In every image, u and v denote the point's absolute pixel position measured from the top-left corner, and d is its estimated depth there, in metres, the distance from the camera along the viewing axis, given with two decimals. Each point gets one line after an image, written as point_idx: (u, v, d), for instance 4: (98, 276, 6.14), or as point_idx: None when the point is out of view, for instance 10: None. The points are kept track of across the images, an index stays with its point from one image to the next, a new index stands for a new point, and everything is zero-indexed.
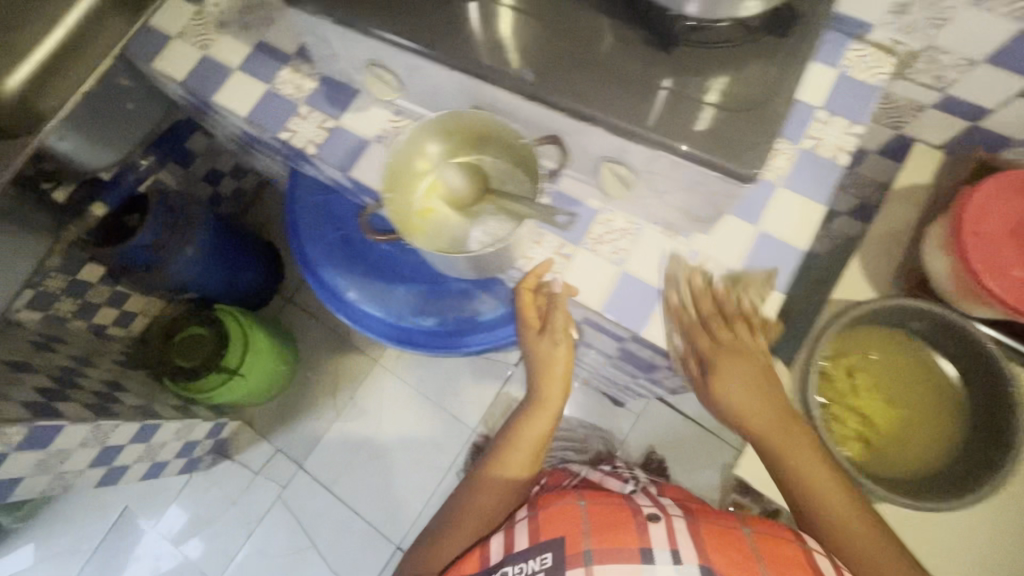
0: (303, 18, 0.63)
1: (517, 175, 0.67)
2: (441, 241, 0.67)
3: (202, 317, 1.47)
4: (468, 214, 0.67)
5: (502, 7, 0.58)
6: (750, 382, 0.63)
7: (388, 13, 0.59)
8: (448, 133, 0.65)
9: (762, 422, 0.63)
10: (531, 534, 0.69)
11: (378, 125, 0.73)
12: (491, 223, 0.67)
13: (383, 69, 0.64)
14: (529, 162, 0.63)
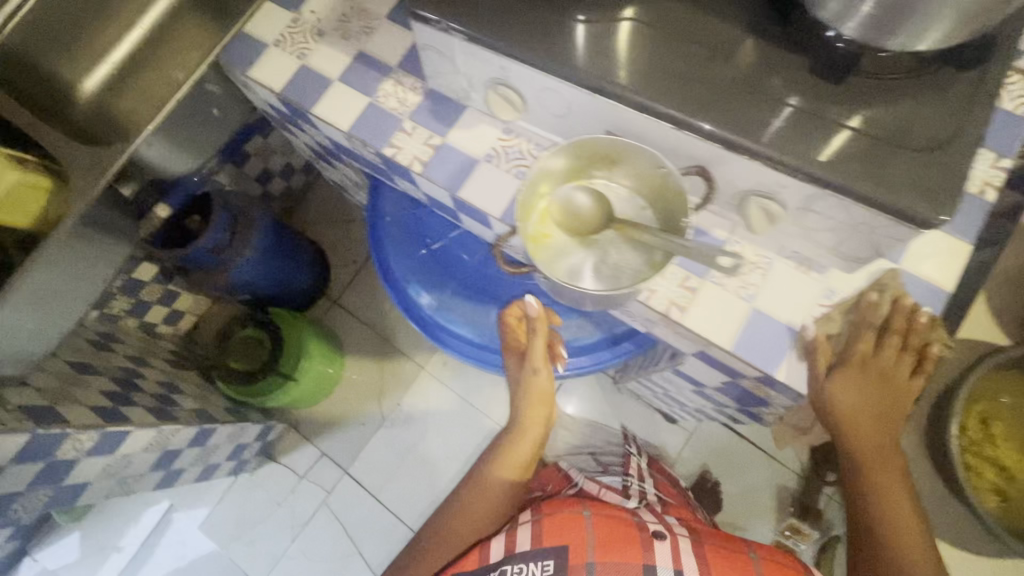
0: (430, 34, 0.60)
1: (634, 201, 0.65)
2: (559, 271, 0.65)
3: (257, 319, 1.46)
4: (586, 241, 0.65)
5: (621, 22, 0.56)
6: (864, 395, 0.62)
7: (525, 31, 0.56)
8: (578, 157, 0.62)
9: (860, 432, 0.64)
10: (534, 538, 0.76)
11: (487, 143, 0.70)
12: (614, 249, 0.65)
13: (506, 88, 0.61)
14: (664, 190, 0.61)
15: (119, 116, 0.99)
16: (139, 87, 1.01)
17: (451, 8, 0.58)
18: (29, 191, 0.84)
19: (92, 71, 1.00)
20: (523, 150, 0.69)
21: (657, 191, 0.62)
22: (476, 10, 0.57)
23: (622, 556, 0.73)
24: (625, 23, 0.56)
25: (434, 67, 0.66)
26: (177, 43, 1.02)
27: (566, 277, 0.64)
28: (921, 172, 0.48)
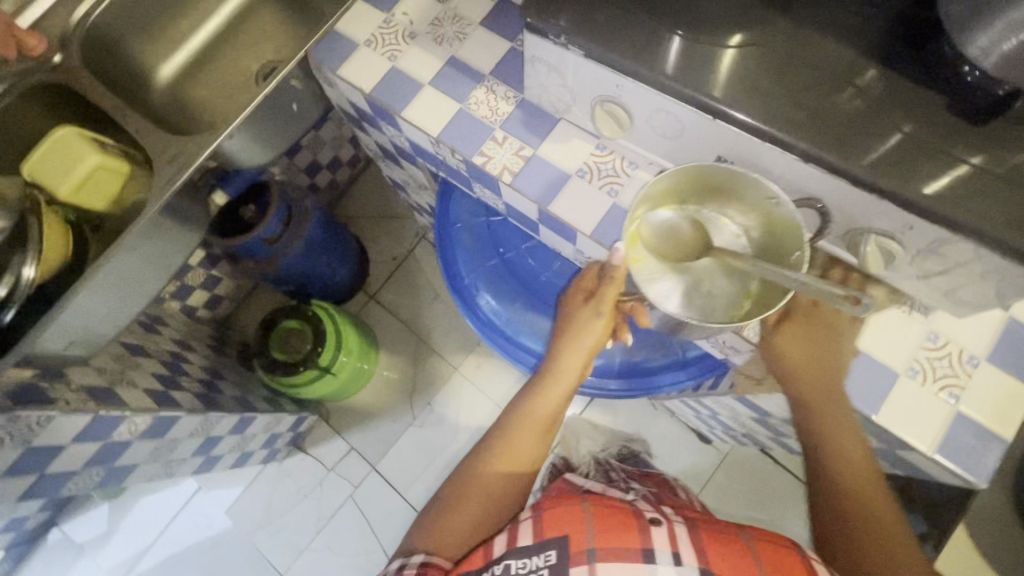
0: (542, 45, 0.59)
1: (727, 228, 0.65)
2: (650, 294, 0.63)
3: (299, 311, 1.45)
4: (677, 267, 0.64)
5: (732, 44, 0.55)
6: (811, 348, 0.62)
7: (628, 42, 0.55)
8: (688, 182, 0.61)
9: (809, 386, 0.62)
10: (535, 533, 0.68)
11: (580, 157, 0.69)
12: (701, 276, 0.64)
13: (613, 106, 0.61)
14: (781, 223, 0.59)
15: (195, 104, 1.00)
16: (216, 77, 1.02)
17: (570, 20, 0.56)
18: (112, 174, 0.86)
19: (171, 57, 1.01)
20: (616, 167, 0.68)
21: (765, 219, 0.61)
22: (595, 24, 0.56)
23: (619, 542, 0.65)
24: (750, 48, 0.54)
25: (536, 78, 0.65)
26: (255, 34, 1.04)
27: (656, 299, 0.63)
28: None
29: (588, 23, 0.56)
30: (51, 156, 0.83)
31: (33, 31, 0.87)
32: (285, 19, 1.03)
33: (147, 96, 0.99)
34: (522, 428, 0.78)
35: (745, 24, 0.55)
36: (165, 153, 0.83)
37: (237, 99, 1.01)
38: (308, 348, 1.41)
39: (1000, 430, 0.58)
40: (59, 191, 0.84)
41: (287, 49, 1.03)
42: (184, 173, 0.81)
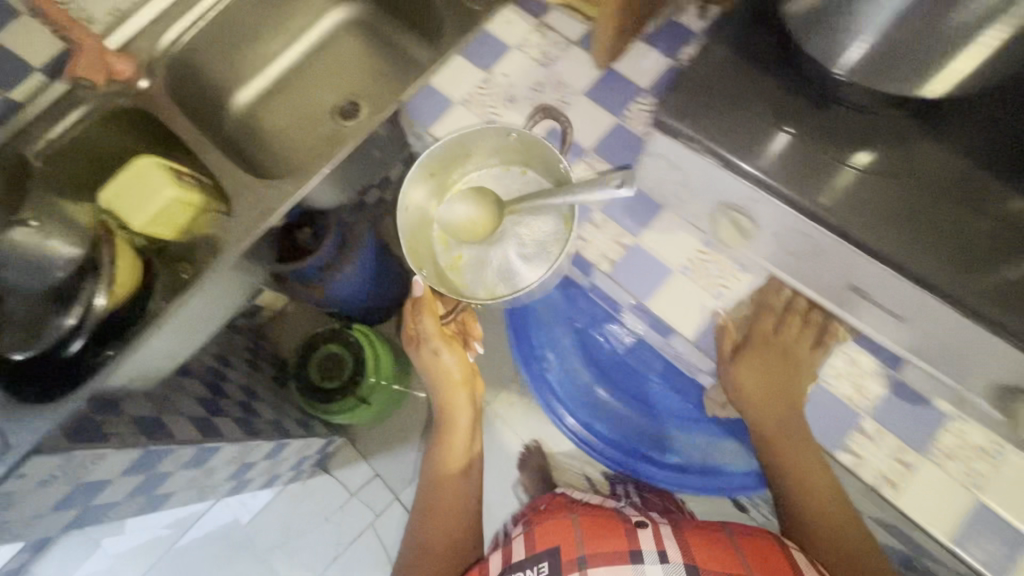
0: (670, 145, 0.54)
1: (511, 172, 0.87)
2: (492, 278, 0.84)
3: (340, 335, 1.43)
4: (494, 237, 0.85)
5: (854, 157, 0.50)
6: (767, 370, 0.65)
7: (755, 146, 0.51)
8: (436, 177, 0.85)
9: (772, 403, 0.66)
10: (529, 547, 0.75)
11: (684, 254, 0.65)
12: (524, 228, 0.83)
13: (737, 213, 0.56)
14: (527, 153, 0.81)
15: (267, 133, 0.99)
16: (290, 106, 1.00)
17: (706, 124, 0.51)
18: (180, 207, 0.83)
19: (249, 83, 0.99)
20: (724, 268, 0.64)
21: (523, 155, 0.83)
22: (733, 130, 0.51)
23: (609, 546, 0.71)
24: (876, 170, 0.50)
25: (651, 170, 0.61)
26: (335, 67, 1.02)
27: (501, 281, 0.83)
28: None
29: (727, 130, 0.51)
30: (128, 187, 0.80)
31: (119, 53, 0.84)
32: (368, 55, 1.01)
33: (222, 122, 0.97)
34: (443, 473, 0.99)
35: (900, 152, 0.50)
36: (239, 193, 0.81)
37: (310, 132, 0.99)
38: (348, 375, 1.39)
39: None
40: (131, 223, 0.81)
41: (366, 84, 1.01)
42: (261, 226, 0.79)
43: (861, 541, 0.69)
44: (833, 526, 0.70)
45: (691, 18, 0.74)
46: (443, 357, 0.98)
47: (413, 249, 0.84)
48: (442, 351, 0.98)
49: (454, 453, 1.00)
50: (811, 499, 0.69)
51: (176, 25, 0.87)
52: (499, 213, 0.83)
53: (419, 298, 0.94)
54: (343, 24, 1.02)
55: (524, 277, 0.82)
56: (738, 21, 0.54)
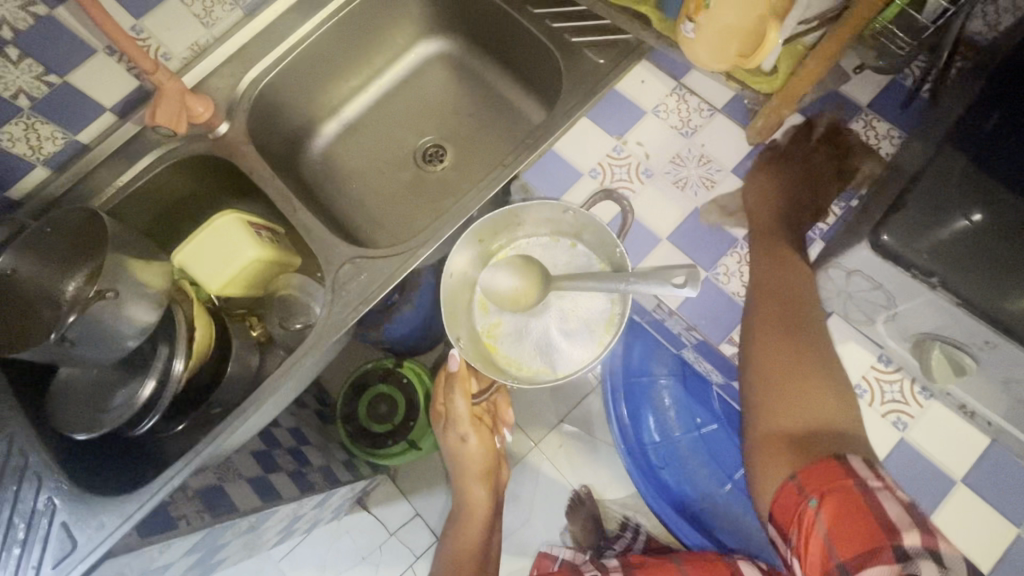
0: (885, 270, 0.46)
1: (560, 243, 0.70)
2: (531, 352, 0.70)
3: (390, 374, 1.35)
4: (537, 307, 0.69)
5: None
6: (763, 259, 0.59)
7: (985, 279, 0.44)
8: (479, 240, 0.69)
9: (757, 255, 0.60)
10: None
11: (857, 371, 0.57)
12: (569, 302, 0.69)
13: (950, 347, 0.48)
14: (582, 227, 0.65)
15: (344, 176, 0.90)
16: (370, 146, 0.92)
17: (941, 255, 0.44)
18: (263, 267, 0.76)
19: (327, 121, 0.90)
20: (904, 391, 0.56)
21: (577, 228, 0.67)
22: (974, 264, 0.44)
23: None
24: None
25: (836, 281, 0.53)
26: (419, 104, 0.93)
27: (540, 358, 0.69)
28: None
29: (966, 265, 0.44)
30: (208, 247, 0.73)
31: (197, 92, 0.76)
32: (456, 94, 0.92)
33: (299, 165, 0.88)
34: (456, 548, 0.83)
35: None
36: (335, 257, 0.71)
37: (390, 177, 0.90)
38: (400, 418, 1.32)
39: None
40: (209, 287, 0.74)
41: (452, 126, 0.92)
42: (368, 304, 0.68)
43: (816, 357, 0.55)
44: (777, 315, 0.56)
45: (857, 89, 0.65)
46: (468, 446, 0.80)
47: (448, 314, 0.69)
48: (470, 440, 0.80)
49: (472, 527, 0.84)
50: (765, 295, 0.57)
51: (261, 63, 0.79)
52: (543, 292, 0.66)
53: (451, 371, 0.75)
54: (427, 56, 0.93)
55: (567, 357, 0.68)
56: (967, 135, 0.48)
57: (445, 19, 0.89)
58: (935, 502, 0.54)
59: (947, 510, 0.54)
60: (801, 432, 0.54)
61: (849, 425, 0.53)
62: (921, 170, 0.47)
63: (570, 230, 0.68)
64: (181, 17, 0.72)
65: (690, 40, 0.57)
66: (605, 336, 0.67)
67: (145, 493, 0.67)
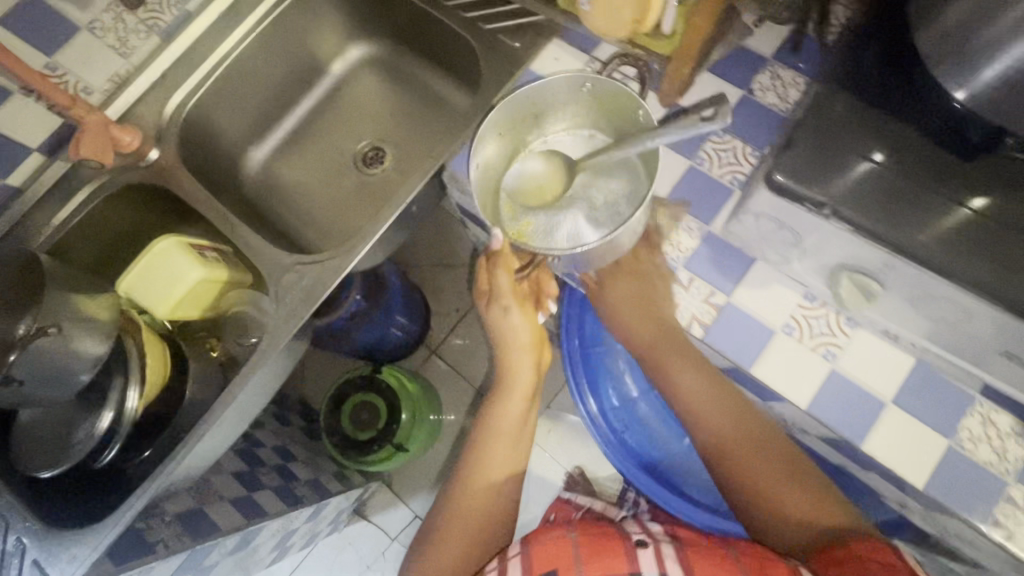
0: (784, 206, 0.48)
1: (581, 142, 0.70)
2: (566, 244, 0.62)
3: (370, 381, 1.37)
4: (565, 202, 0.65)
5: (971, 210, 0.45)
6: (631, 302, 0.63)
7: (875, 201, 0.46)
8: (501, 134, 0.68)
9: (643, 337, 0.63)
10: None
11: (785, 311, 0.59)
12: (599, 193, 0.64)
13: (863, 277, 0.50)
14: (602, 108, 0.66)
15: (287, 190, 0.91)
16: (309, 157, 0.92)
17: (832, 186, 0.46)
18: (210, 285, 0.77)
19: (262, 138, 0.91)
20: (831, 324, 0.58)
21: (596, 117, 0.68)
22: (866, 186, 0.46)
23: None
24: (995, 215, 0.45)
25: (750, 226, 0.55)
26: (352, 111, 0.94)
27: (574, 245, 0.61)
28: None
29: (856, 188, 0.46)
30: (148, 275, 0.73)
31: (124, 124, 0.76)
32: (387, 93, 0.93)
33: (240, 184, 0.89)
34: (479, 477, 0.68)
35: None
36: (277, 267, 0.72)
37: (333, 186, 0.91)
38: (382, 423, 1.34)
39: None
40: (156, 312, 0.74)
41: (388, 126, 0.93)
42: (310, 309, 0.69)
43: (775, 457, 0.58)
44: (741, 443, 0.58)
45: (760, 42, 0.67)
46: (512, 320, 0.68)
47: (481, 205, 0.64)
48: (510, 313, 0.68)
49: (507, 431, 0.70)
50: (730, 431, 0.59)
51: (183, 87, 0.79)
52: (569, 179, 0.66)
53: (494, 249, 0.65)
54: (355, 62, 0.94)
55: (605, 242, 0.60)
56: (849, 66, 0.49)
57: (365, 21, 0.90)
58: (873, 424, 0.55)
59: (883, 433, 0.55)
60: (815, 537, 0.54)
61: (829, 517, 0.55)
62: (807, 104, 0.48)
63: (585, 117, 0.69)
64: (96, 50, 0.73)
65: (587, 14, 0.61)
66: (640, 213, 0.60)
67: (116, 517, 0.68)
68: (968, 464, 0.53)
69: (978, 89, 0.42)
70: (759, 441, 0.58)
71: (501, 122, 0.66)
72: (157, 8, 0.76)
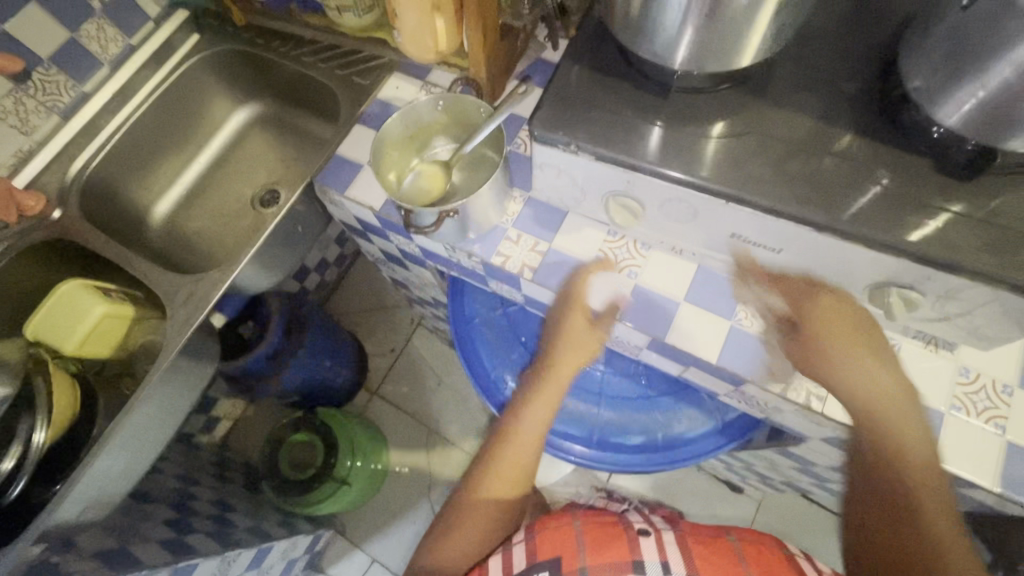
0: (553, 153, 0.63)
1: (447, 151, 0.78)
2: (453, 227, 0.71)
3: (307, 423, 1.44)
4: (447, 198, 0.74)
5: (706, 139, 0.61)
6: (835, 312, 0.61)
7: (609, 135, 0.61)
8: (390, 148, 0.74)
9: (836, 333, 0.61)
10: (530, 555, 0.67)
11: (595, 246, 0.72)
12: (471, 188, 0.74)
13: (626, 199, 0.64)
14: (455, 118, 0.75)
15: (193, 237, 1.01)
16: (211, 206, 1.04)
17: (577, 130, 0.61)
18: (117, 321, 0.86)
19: (166, 194, 1.03)
20: (631, 250, 0.72)
21: (456, 124, 0.76)
22: (602, 127, 0.61)
23: (611, 557, 0.64)
24: (724, 136, 0.61)
25: (545, 180, 0.70)
26: (247, 164, 1.07)
27: (459, 222, 0.70)
28: None
29: (599, 131, 0.61)
30: (58, 314, 0.82)
31: (28, 190, 0.86)
32: (276, 145, 1.07)
33: (146, 235, 0.99)
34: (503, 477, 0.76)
35: (742, 118, 0.61)
36: (174, 291, 0.81)
37: (235, 227, 1.02)
38: (322, 460, 1.40)
39: (932, 455, 0.59)
40: (66, 347, 0.83)
41: (281, 172, 1.07)
42: (201, 316, 0.79)
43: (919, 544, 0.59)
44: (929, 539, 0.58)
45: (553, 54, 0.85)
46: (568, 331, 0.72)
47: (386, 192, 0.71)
48: (574, 319, 0.72)
49: (537, 431, 0.75)
50: (909, 475, 0.59)
51: (84, 154, 0.91)
52: (448, 178, 0.74)
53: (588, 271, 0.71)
54: (246, 122, 1.08)
55: (481, 213, 0.70)
56: (583, 50, 0.66)
57: (248, 87, 1.06)
58: (669, 321, 0.68)
59: (679, 326, 0.68)
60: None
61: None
62: (557, 81, 0.64)
63: (449, 129, 0.77)
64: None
65: (402, 43, 0.77)
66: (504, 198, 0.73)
67: (32, 529, 0.74)
68: (747, 335, 0.66)
69: (672, 56, 0.58)
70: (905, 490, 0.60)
71: (389, 135, 0.72)
72: (56, 91, 0.88)
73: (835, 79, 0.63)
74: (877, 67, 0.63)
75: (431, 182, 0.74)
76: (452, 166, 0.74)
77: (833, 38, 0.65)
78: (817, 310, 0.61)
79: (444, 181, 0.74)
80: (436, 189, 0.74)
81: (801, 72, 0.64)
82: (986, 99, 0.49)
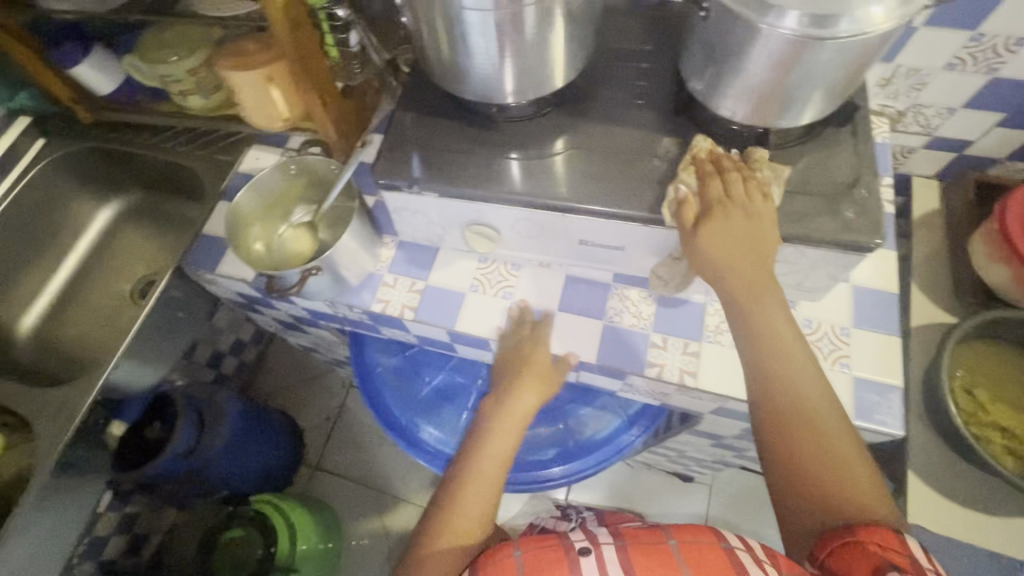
0: (402, 196, 0.66)
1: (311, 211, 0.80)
2: (326, 284, 0.72)
3: (240, 516, 1.35)
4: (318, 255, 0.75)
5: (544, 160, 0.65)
6: (734, 246, 0.56)
7: (456, 171, 0.64)
8: (248, 221, 0.75)
9: (731, 279, 0.57)
10: None
11: (468, 275, 0.75)
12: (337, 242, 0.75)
13: (482, 227, 0.68)
14: (308, 177, 0.76)
15: (68, 347, 0.96)
16: (87, 311, 0.99)
17: (419, 172, 0.65)
18: None
19: (31, 308, 0.97)
20: (503, 273, 0.75)
21: (312, 183, 0.77)
22: (444, 165, 0.65)
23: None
24: (564, 150, 0.66)
25: (405, 222, 0.73)
26: (121, 259, 1.03)
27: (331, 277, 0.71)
28: (817, 209, 0.59)
29: (439, 169, 0.65)
30: None
31: None
32: (149, 234, 1.04)
33: (13, 354, 0.93)
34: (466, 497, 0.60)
35: (567, 135, 0.67)
36: (39, 407, 0.76)
37: (114, 327, 0.98)
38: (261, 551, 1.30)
39: None
40: None
41: (158, 261, 1.03)
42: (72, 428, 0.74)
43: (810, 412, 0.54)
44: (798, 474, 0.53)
45: None
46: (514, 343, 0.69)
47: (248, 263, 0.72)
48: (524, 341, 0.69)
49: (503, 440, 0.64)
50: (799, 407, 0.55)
51: None
52: (314, 237, 0.75)
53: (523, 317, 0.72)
54: (113, 217, 1.05)
55: (348, 266, 0.71)
56: (416, 100, 0.70)
57: (109, 182, 1.03)
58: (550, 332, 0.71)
59: (558, 334, 0.71)
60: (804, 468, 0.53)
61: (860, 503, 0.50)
62: (393, 129, 0.68)
63: (307, 190, 0.78)
64: None
65: (247, 117, 0.79)
66: (371, 246, 0.74)
67: None
68: (620, 330, 0.70)
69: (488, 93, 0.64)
70: (820, 433, 0.53)
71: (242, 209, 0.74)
72: None
73: (644, 90, 0.70)
74: (674, 72, 0.71)
75: (297, 243, 0.75)
76: (316, 224, 0.75)
77: (633, 54, 0.73)
78: (711, 233, 0.57)
79: (311, 240, 0.75)
80: (304, 249, 0.75)
81: (611, 88, 0.71)
82: (752, 84, 0.56)
